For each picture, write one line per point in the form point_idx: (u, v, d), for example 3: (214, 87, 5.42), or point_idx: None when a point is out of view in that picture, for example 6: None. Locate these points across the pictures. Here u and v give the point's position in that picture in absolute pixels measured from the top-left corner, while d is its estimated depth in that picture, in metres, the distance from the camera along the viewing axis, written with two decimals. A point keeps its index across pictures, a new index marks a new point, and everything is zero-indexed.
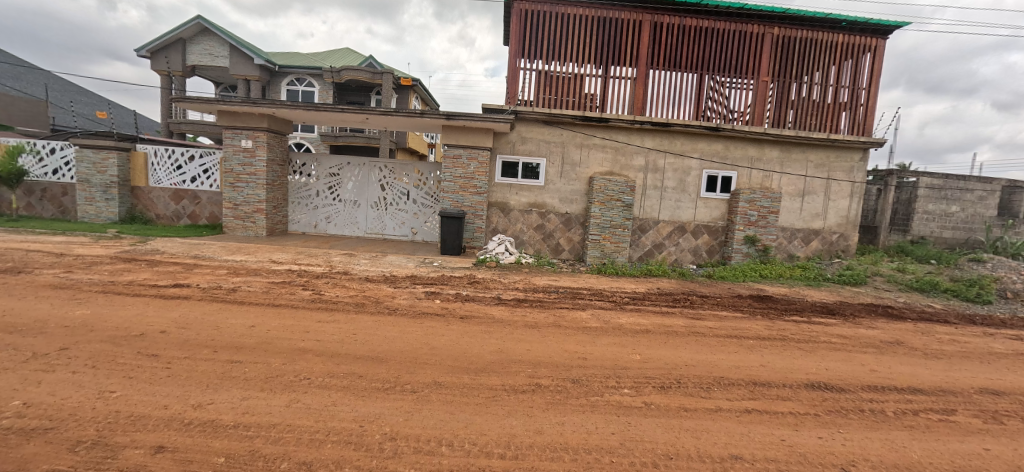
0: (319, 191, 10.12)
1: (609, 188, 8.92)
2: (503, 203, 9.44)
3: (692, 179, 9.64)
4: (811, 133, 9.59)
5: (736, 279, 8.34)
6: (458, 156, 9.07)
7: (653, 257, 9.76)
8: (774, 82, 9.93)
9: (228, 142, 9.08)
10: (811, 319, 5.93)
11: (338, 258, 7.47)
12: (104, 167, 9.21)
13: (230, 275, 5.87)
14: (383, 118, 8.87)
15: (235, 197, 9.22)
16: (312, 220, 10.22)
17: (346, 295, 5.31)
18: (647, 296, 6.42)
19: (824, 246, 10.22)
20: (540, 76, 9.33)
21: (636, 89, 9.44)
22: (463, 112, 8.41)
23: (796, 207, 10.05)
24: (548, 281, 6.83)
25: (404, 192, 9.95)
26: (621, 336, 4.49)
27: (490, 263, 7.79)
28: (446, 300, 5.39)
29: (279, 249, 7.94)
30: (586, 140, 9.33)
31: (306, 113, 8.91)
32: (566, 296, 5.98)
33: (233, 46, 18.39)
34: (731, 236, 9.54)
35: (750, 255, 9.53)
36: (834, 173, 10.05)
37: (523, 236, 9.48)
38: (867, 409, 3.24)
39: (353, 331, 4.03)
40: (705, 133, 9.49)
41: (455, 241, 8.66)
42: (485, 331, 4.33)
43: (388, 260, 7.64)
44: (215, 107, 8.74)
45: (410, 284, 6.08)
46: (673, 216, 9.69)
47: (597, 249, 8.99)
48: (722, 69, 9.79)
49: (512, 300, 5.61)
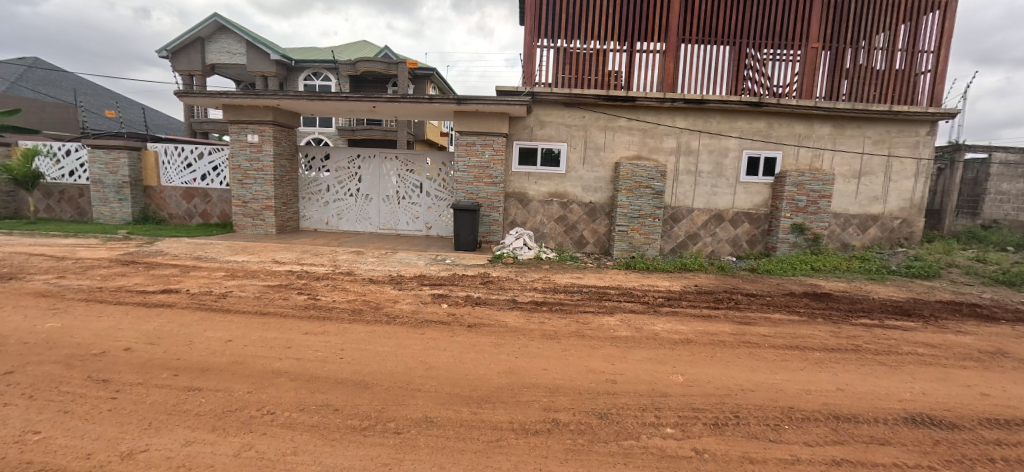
0: (329, 186, 9.73)
1: (637, 173, 8.10)
2: (521, 193, 8.74)
3: (731, 162, 8.63)
4: (872, 105, 8.33)
5: (785, 273, 7.38)
6: (471, 144, 8.42)
7: (687, 249, 8.85)
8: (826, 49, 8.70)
9: (235, 136, 8.74)
10: (884, 323, 4.98)
11: (343, 256, 7.02)
12: (116, 167, 9.14)
13: (225, 279, 5.51)
14: (390, 105, 8.27)
15: (244, 194, 8.92)
16: (323, 216, 9.85)
17: (343, 300, 4.79)
18: (684, 296, 5.60)
19: (884, 233, 9.03)
20: (558, 54, 8.48)
21: (665, 63, 8.45)
22: (475, 95, 7.69)
23: (852, 189, 8.86)
24: (569, 279, 6.11)
25: (416, 185, 9.42)
26: (657, 348, 3.75)
27: (507, 259, 7.12)
28: (454, 304, 4.79)
29: (285, 247, 7.55)
30: (611, 122, 8.47)
31: (309, 103, 8.40)
32: (591, 297, 5.25)
33: (249, 43, 18.23)
34: (776, 224, 8.52)
35: (798, 245, 8.50)
36: (896, 149, 8.80)
37: (544, 229, 8.76)
38: (999, 457, 2.40)
39: (341, 347, 3.49)
40: (746, 110, 8.41)
41: (469, 236, 8.01)
42: (495, 344, 3.69)
43: (398, 257, 7.14)
44: (219, 100, 8.39)
45: (416, 285, 5.50)
46: (709, 203, 8.75)
47: (624, 242, 8.20)
48: (767, 36, 8.58)
49: (528, 303, 4.94)
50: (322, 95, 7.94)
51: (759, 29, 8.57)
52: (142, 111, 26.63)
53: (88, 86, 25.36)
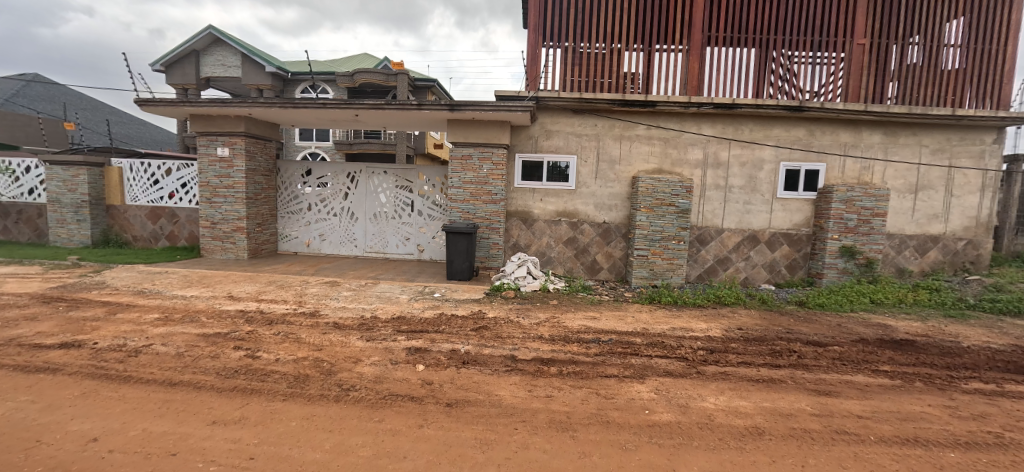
0: (310, 205, 8.69)
1: (659, 189, 6.99)
2: (525, 212, 7.65)
3: (766, 175, 7.48)
4: (935, 108, 7.06)
5: (841, 308, 6.15)
6: (467, 157, 7.36)
7: (716, 276, 7.66)
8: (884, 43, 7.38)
9: (203, 150, 7.77)
10: (1009, 389, 3.69)
11: (312, 289, 5.92)
12: (74, 184, 8.27)
13: (154, 326, 4.43)
14: (376, 114, 7.22)
15: (212, 214, 7.93)
16: (304, 238, 8.79)
17: (289, 359, 3.65)
18: (731, 346, 4.38)
19: (946, 257, 7.75)
20: (565, 55, 7.48)
21: (690, 63, 7.33)
22: (470, 100, 6.63)
23: (908, 206, 7.63)
24: (582, 322, 4.91)
25: (407, 202, 8.37)
26: (720, 449, 2.53)
27: (507, 293, 5.96)
28: (433, 365, 3.62)
29: (249, 277, 6.47)
30: (627, 131, 7.40)
31: (284, 113, 7.40)
32: (612, 351, 4.06)
33: (244, 55, 17.36)
34: (822, 247, 7.31)
35: (848, 272, 7.27)
36: (958, 159, 7.56)
37: (551, 253, 7.63)
38: None
39: (251, 453, 2.34)
40: (784, 115, 7.26)
41: (464, 263, 6.79)
42: (480, 443, 2.51)
43: (377, 290, 6.03)
44: (186, 110, 7.42)
45: (390, 333, 4.35)
46: (741, 222, 7.58)
47: (644, 268, 7.09)
48: (810, 29, 7.32)
49: (530, 362, 3.75)
50: (296, 102, 6.93)
51: (801, 21, 7.31)
52: (141, 127, 26.36)
53: (86, 102, 24.95)
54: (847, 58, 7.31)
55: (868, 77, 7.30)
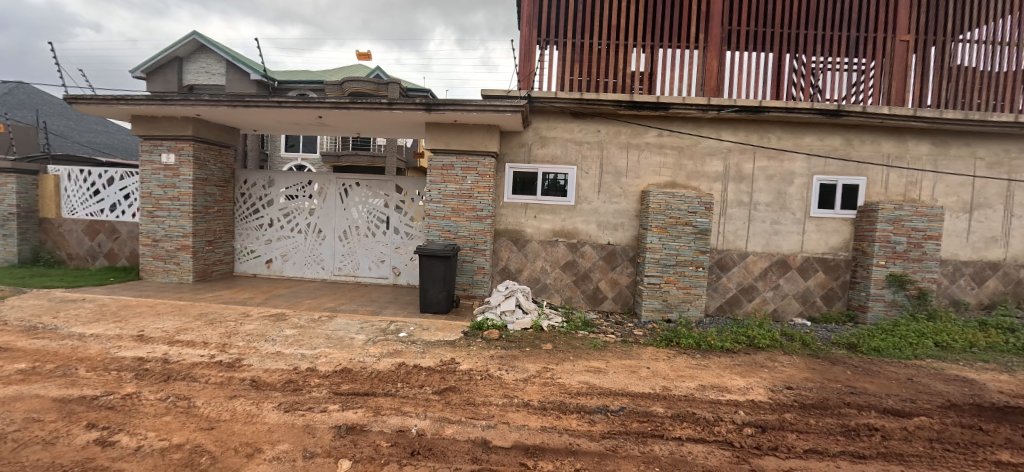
0: (272, 219, 7.58)
1: (673, 206, 5.94)
2: (516, 231, 6.57)
3: (797, 191, 6.42)
4: (995, 113, 6.01)
5: (901, 353, 5.00)
6: (448, 166, 6.28)
7: (741, 307, 6.51)
8: (940, 40, 6.25)
9: (145, 156, 6.73)
10: None
11: (248, 326, 4.78)
12: (1, 195, 7.24)
13: (6, 383, 3.28)
14: (342, 117, 6.20)
15: (154, 230, 6.84)
16: (265, 258, 7.66)
17: (153, 450, 2.48)
18: (786, 420, 3.19)
19: (1008, 287, 6.61)
20: (563, 51, 6.41)
21: (708, 61, 6.29)
22: (451, 99, 5.56)
23: (962, 227, 6.52)
24: (583, 379, 3.74)
25: (382, 219, 7.30)
26: None
27: (490, 333, 4.80)
28: (363, 460, 2.42)
29: (178, 309, 5.33)
30: (634, 138, 6.38)
31: (235, 114, 6.33)
32: (626, 431, 2.89)
33: (228, 62, 16.60)
34: (865, 276, 6.20)
35: (898, 305, 6.14)
36: (1019, 173, 6.49)
37: (546, 280, 6.51)
38: None
39: None
40: (818, 122, 6.22)
41: (440, 293, 5.56)
42: None
43: (330, 327, 4.89)
44: (123, 110, 6.39)
45: (323, 398, 3.18)
46: (769, 245, 6.48)
47: (655, 299, 5.96)
48: (846, 24, 6.30)
49: (509, 453, 2.56)
50: (246, 99, 5.84)
51: (836, 14, 6.27)
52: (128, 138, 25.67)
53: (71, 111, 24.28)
54: (891, 57, 6.27)
55: (916, 78, 6.25)
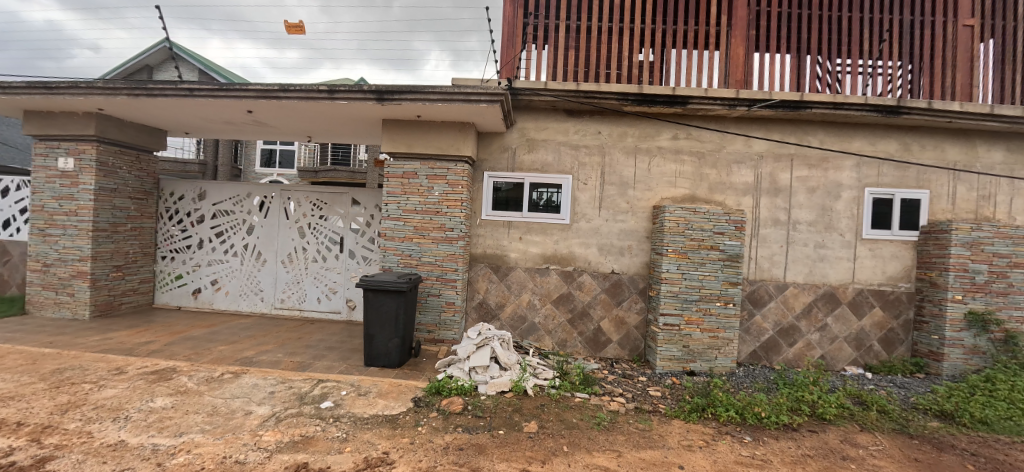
0: (202, 240, 6.24)
1: (694, 224, 4.65)
2: (497, 256, 5.26)
3: (845, 208, 5.19)
4: None
5: (1017, 424, 3.63)
6: (409, 174, 5.01)
7: (779, 353, 5.16)
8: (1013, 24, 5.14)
9: (39, 161, 5.45)
10: None
11: (108, 392, 3.38)
12: None
13: None
14: (278, 111, 4.94)
15: (46, 252, 5.47)
16: (192, 286, 6.27)
17: None
18: None
19: None
20: (554, 35, 5.27)
21: (733, 48, 5.15)
22: (410, 85, 4.33)
23: None
24: None
25: (335, 239, 5.99)
26: None
27: (451, 402, 3.41)
28: None
29: (29, 363, 3.88)
30: (643, 142, 5.18)
31: (147, 108, 5.07)
32: None
33: (200, 71, 15.62)
34: (938, 314, 4.88)
35: (984, 352, 4.78)
36: None
37: (534, 318, 5.16)
38: None
39: None
40: (870, 122, 5.04)
41: (391, 339, 4.19)
42: None
43: (230, 391, 3.50)
44: (8, 103, 5.13)
45: None
46: (812, 275, 5.19)
47: (673, 345, 4.60)
48: (898, 5, 5.21)
49: None
50: (151, 86, 4.59)
51: None
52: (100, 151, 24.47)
53: None
54: (954, 45, 5.15)
55: (985, 70, 5.12)
